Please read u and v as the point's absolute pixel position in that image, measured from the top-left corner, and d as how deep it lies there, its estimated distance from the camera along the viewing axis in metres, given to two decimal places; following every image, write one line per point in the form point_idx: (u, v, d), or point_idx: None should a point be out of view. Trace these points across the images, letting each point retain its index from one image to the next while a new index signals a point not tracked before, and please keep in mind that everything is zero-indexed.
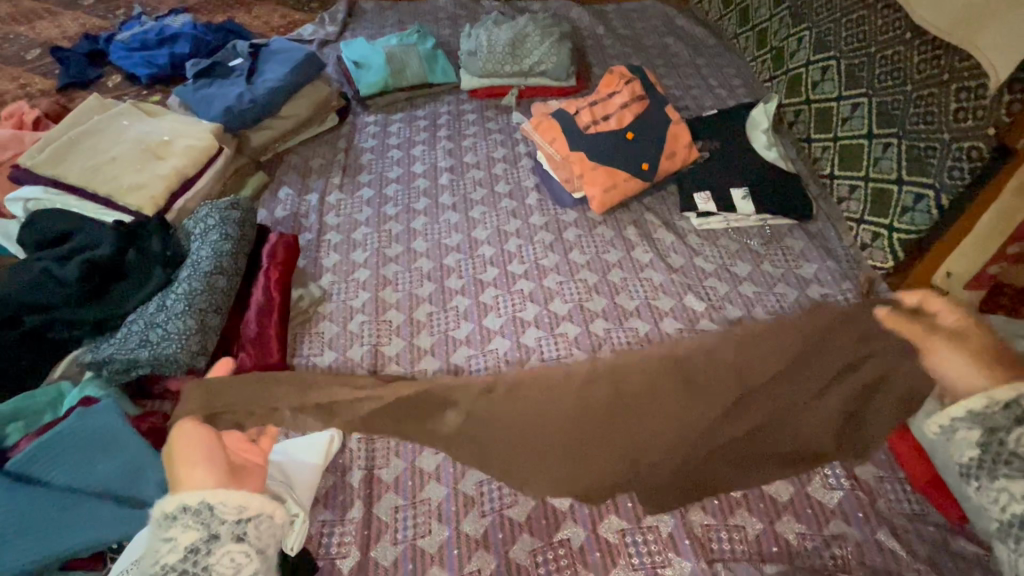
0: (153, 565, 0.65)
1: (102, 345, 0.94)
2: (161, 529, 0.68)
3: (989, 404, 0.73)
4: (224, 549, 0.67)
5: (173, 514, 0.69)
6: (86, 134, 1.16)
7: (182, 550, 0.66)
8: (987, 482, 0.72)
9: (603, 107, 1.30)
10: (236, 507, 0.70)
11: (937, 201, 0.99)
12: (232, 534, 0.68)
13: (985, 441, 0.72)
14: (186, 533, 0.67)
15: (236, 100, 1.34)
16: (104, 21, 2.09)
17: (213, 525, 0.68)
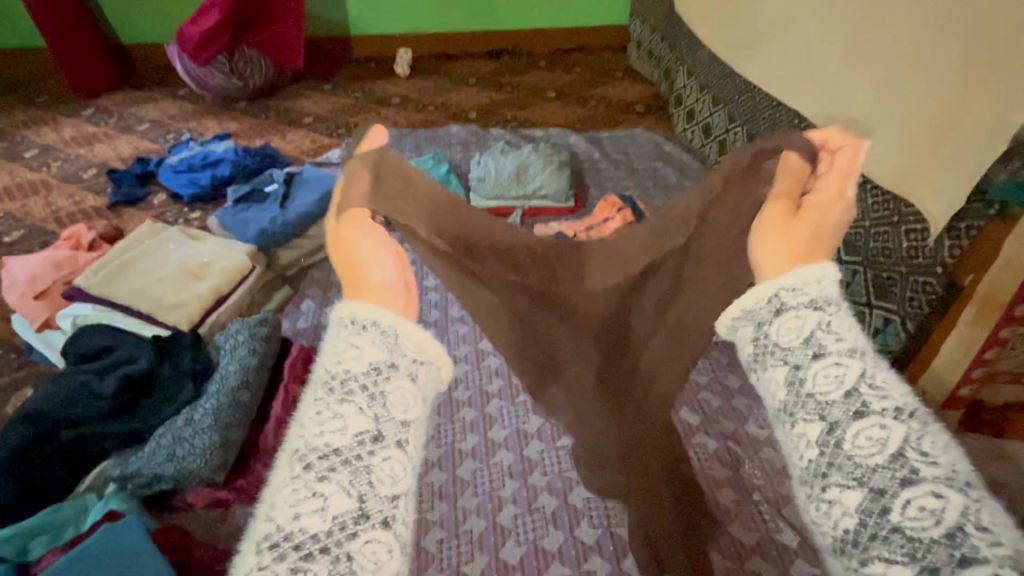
0: (332, 367, 0.47)
1: (131, 459, 1.01)
2: (344, 334, 0.50)
3: (756, 300, 0.52)
4: (398, 382, 0.47)
5: (361, 322, 0.50)
6: (137, 257, 1.30)
7: (363, 368, 0.47)
8: (765, 374, 0.49)
9: (599, 232, 1.45)
10: (416, 349, 0.51)
11: (904, 326, 1.10)
12: (407, 371, 0.49)
13: (797, 342, 0.47)
14: (372, 349, 0.48)
15: (270, 224, 1.51)
16: (155, 143, 2.36)
17: (396, 351, 0.49)
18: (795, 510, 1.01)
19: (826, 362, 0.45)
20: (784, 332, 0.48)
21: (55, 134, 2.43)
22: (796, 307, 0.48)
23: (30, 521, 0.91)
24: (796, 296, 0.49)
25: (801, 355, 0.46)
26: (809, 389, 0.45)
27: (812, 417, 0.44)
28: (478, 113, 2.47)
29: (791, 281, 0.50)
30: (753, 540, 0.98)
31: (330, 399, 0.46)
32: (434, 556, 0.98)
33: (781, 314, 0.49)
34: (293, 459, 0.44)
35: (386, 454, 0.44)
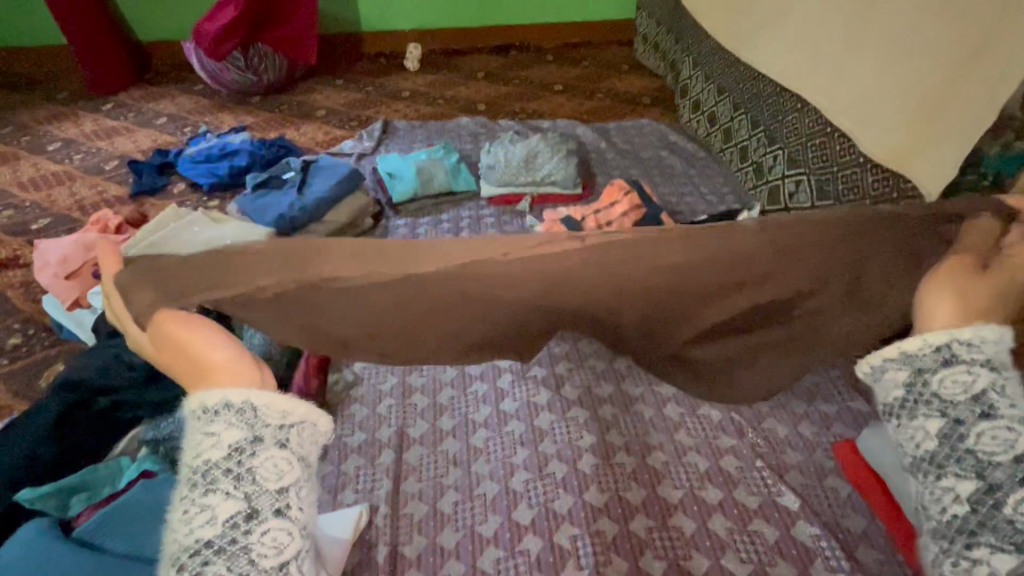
0: (193, 461, 0.52)
1: (163, 423, 1.06)
2: (197, 422, 0.52)
3: (924, 346, 0.58)
4: (265, 455, 0.52)
5: (211, 408, 0.52)
6: (164, 238, 1.36)
7: (227, 450, 0.51)
8: (913, 422, 0.57)
9: (606, 215, 1.51)
10: (281, 413, 0.54)
11: None
12: (275, 440, 0.53)
13: (967, 397, 0.55)
14: (229, 431, 0.51)
15: (288, 209, 1.56)
16: (173, 137, 2.43)
17: (256, 426, 0.52)
18: (795, 476, 1.05)
19: (995, 424, 0.53)
20: (950, 384, 0.56)
21: (77, 128, 2.50)
22: (970, 363, 0.55)
23: (71, 479, 0.96)
24: (972, 352, 0.56)
25: (967, 413, 0.54)
26: (973, 445, 0.53)
27: (967, 474, 0.53)
28: (486, 106, 2.52)
29: (970, 336, 0.57)
30: (756, 503, 1.01)
31: (197, 491, 0.51)
32: (448, 518, 1.02)
33: (952, 365, 0.56)
34: (172, 556, 0.50)
35: (265, 527, 0.51)
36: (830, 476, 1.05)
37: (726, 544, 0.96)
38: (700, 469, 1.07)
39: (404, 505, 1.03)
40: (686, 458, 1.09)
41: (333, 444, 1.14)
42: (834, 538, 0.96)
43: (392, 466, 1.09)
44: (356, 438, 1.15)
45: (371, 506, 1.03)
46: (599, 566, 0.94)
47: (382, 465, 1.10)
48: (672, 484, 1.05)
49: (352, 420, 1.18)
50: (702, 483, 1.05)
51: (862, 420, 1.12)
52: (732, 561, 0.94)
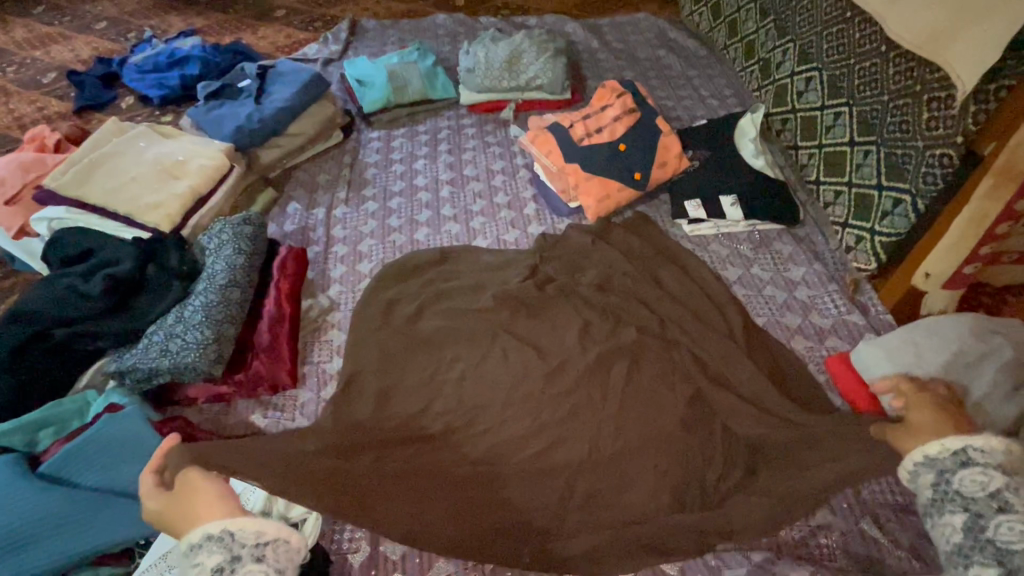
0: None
1: (125, 355, 0.99)
2: (188, 557, 0.68)
3: (942, 450, 0.72)
4: (246, 571, 0.66)
5: (197, 542, 0.68)
6: (107, 156, 1.22)
7: (209, 572, 0.65)
8: (942, 517, 0.70)
9: (596, 120, 1.37)
10: (255, 533, 0.69)
11: (913, 206, 1.06)
12: (252, 556, 0.67)
13: (981, 494, 0.68)
14: (210, 556, 0.66)
15: (246, 120, 1.41)
16: (116, 44, 2.16)
17: (234, 547, 0.67)
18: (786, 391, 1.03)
19: (1011, 517, 0.65)
20: (966, 484, 0.69)
21: (6, 36, 2.22)
22: (983, 465, 0.69)
23: (32, 415, 0.91)
24: (981, 456, 0.70)
25: (985, 506, 0.67)
26: (992, 535, 0.65)
27: (990, 562, 0.64)
28: (465, 2, 2.25)
29: (979, 443, 0.71)
30: None
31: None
32: None
33: (966, 467, 0.70)
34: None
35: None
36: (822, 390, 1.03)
37: None
38: None
39: None
40: None
41: (311, 370, 1.09)
42: None
43: None
44: (334, 364, 1.10)
45: None
46: None
47: None
48: None
49: (330, 346, 1.13)
50: None
51: (858, 332, 1.08)
52: None
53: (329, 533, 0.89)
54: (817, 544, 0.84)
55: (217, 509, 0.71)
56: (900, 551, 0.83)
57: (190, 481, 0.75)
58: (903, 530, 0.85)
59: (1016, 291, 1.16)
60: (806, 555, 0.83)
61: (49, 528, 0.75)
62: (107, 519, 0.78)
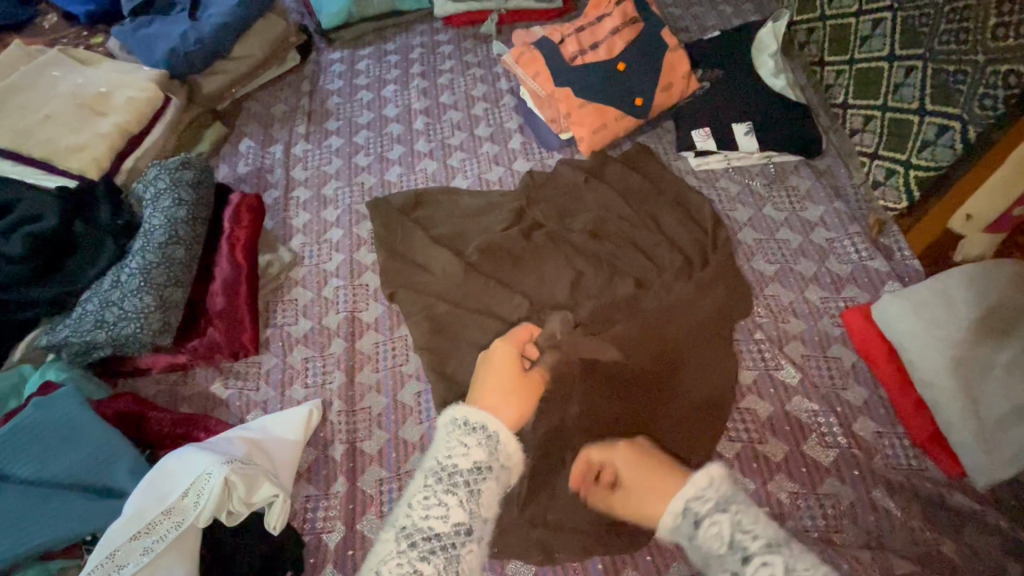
0: (445, 459, 0.71)
1: (58, 327, 0.88)
2: (457, 432, 0.74)
3: (675, 518, 0.71)
4: (488, 485, 0.70)
5: (473, 425, 0.74)
6: (13, 89, 1.04)
7: (473, 463, 0.71)
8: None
9: (592, 34, 1.17)
10: (506, 455, 0.74)
11: (963, 134, 0.91)
12: (493, 474, 0.71)
13: (726, 550, 0.66)
14: (477, 449, 0.71)
15: (180, 40, 1.19)
16: None
17: (493, 456, 0.72)
18: (796, 347, 0.94)
19: (754, 566, 0.64)
20: (710, 542, 0.68)
21: None
22: (709, 516, 0.68)
23: None
24: (701, 506, 0.69)
25: (734, 562, 0.65)
26: None
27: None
28: None
29: (693, 492, 0.71)
30: (750, 378, 0.91)
31: (441, 486, 0.69)
32: (410, 409, 0.91)
33: (702, 525, 0.69)
34: (403, 533, 0.66)
35: (468, 548, 0.65)
36: (835, 346, 0.94)
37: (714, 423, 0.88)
38: None
39: (361, 399, 0.93)
40: None
41: (274, 334, 0.99)
42: (833, 413, 0.87)
43: (344, 356, 0.96)
44: (300, 327, 1.00)
45: (324, 402, 0.92)
46: None
47: (333, 355, 0.97)
48: None
49: (295, 306, 1.02)
50: None
51: (879, 280, 0.97)
52: (720, 442, 0.86)
53: (301, 513, 0.83)
54: (824, 515, 0.79)
55: (496, 412, 0.79)
56: (913, 521, 0.77)
57: (528, 381, 0.83)
58: (916, 498, 0.79)
59: None
60: (809, 528, 0.78)
61: None
62: (47, 514, 0.70)
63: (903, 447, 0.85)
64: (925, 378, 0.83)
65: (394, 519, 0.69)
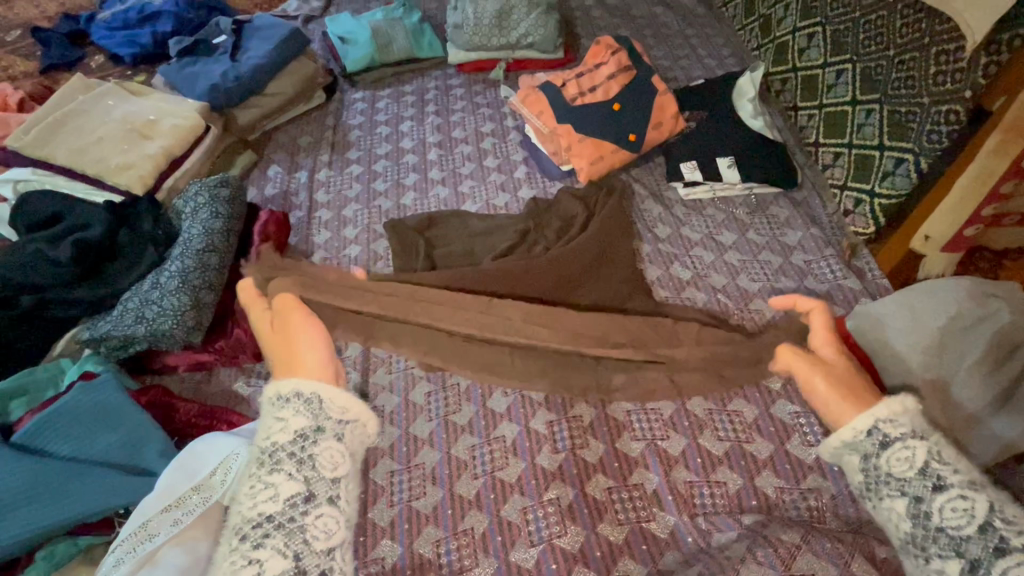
0: (264, 441, 0.59)
1: (99, 323, 0.96)
2: (273, 409, 0.61)
3: (856, 432, 0.61)
4: (325, 444, 0.58)
5: (285, 396, 0.61)
6: (73, 115, 1.16)
7: (293, 433, 0.59)
8: (881, 502, 0.58)
9: (590, 79, 1.32)
10: (340, 409, 0.61)
11: (916, 165, 1.03)
12: (335, 433, 0.60)
13: (914, 475, 0.56)
14: (297, 418, 0.59)
15: (221, 78, 1.33)
16: (82, 0, 2.01)
17: (321, 416, 0.60)
18: None
19: (950, 495, 0.54)
20: (894, 465, 0.57)
21: None
22: (902, 438, 0.58)
23: (4, 383, 0.88)
24: (896, 428, 0.59)
25: (921, 487, 0.55)
26: (939, 522, 0.53)
27: (948, 553, 0.52)
28: None
29: (886, 412, 0.60)
30: None
31: (264, 469, 0.57)
32: (420, 407, 0.98)
33: (887, 447, 0.58)
34: (233, 530, 0.55)
35: (318, 512, 0.55)
36: None
37: (705, 423, 0.94)
38: None
39: (375, 397, 1.00)
40: None
41: None
42: (814, 415, 0.94)
43: (360, 359, 1.04)
44: None
45: None
46: (576, 449, 0.92)
47: (349, 358, 1.05)
48: None
49: None
50: None
51: (853, 296, 1.06)
52: (709, 439, 0.93)
53: None
54: (806, 507, 0.85)
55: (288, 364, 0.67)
56: None
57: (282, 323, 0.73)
58: None
59: (1013, 254, 1.15)
60: (795, 518, 0.84)
61: (17, 501, 0.72)
62: (79, 489, 0.75)
63: None
64: (897, 383, 0.89)
65: (227, 522, 0.57)
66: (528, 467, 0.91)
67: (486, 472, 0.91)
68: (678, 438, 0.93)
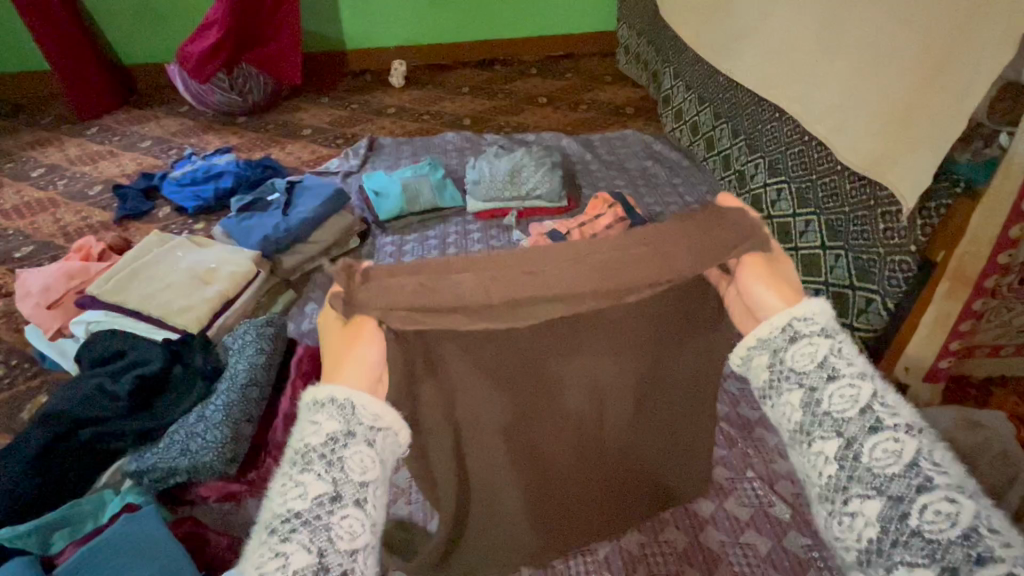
0: (296, 441, 0.51)
1: (146, 455, 1.04)
2: (306, 410, 0.52)
3: (771, 329, 0.58)
4: (354, 450, 0.51)
5: (319, 400, 0.52)
6: (147, 265, 1.35)
7: (323, 437, 0.50)
8: (782, 398, 0.57)
9: (591, 227, 1.51)
10: (374, 415, 0.53)
11: (885, 305, 1.16)
12: (366, 439, 0.52)
13: (813, 366, 0.55)
14: (330, 421, 0.51)
15: (273, 229, 1.55)
16: (157, 160, 2.37)
17: (353, 421, 0.51)
18: (786, 486, 1.05)
19: (840, 383, 0.53)
20: (798, 359, 0.56)
21: (61, 153, 2.42)
22: (809, 333, 0.56)
23: (52, 515, 0.94)
24: (807, 324, 0.57)
25: (817, 378, 0.55)
26: (826, 408, 0.53)
27: (830, 435, 0.53)
28: (471, 120, 2.52)
29: (801, 311, 0.57)
30: (747, 514, 1.01)
31: (294, 468, 0.50)
32: None
33: (797, 340, 0.57)
34: (264, 526, 0.49)
35: (344, 514, 0.49)
36: None
37: (718, 557, 0.96)
38: None
39: None
40: None
41: None
42: (826, 548, 0.95)
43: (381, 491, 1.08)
44: None
45: None
46: None
47: None
48: None
49: None
50: (693, 495, 1.04)
51: None
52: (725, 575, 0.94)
53: None
54: None
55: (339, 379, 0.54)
56: None
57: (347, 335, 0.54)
58: None
59: (996, 381, 1.22)
60: None
61: None
62: None
63: None
64: None
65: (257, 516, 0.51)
66: None
67: None
68: (693, 572, 0.94)
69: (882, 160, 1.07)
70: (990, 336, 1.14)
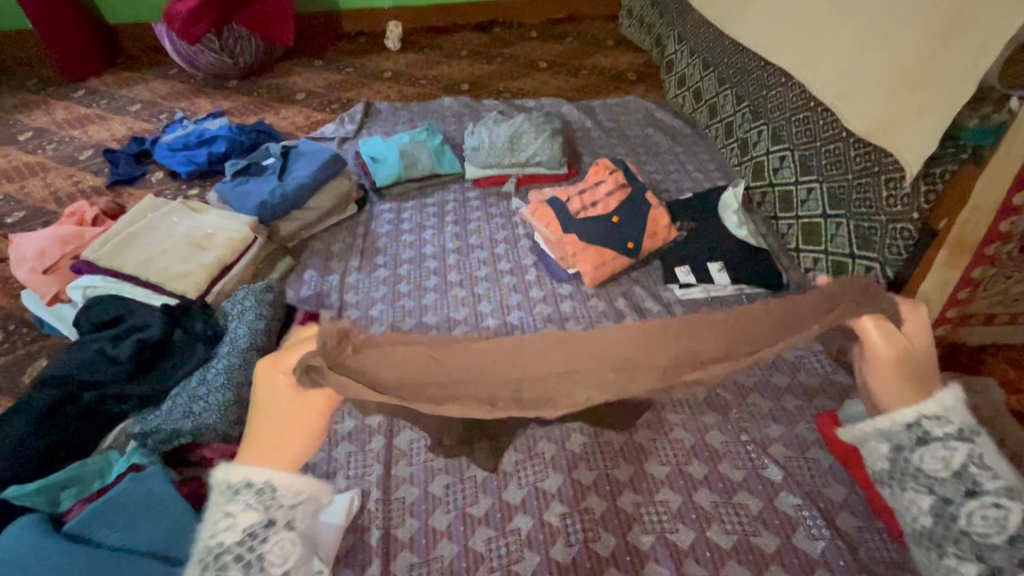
0: (209, 540, 0.65)
1: (150, 417, 1.05)
2: (219, 500, 0.67)
3: (895, 425, 0.72)
4: (275, 542, 0.66)
5: (234, 488, 0.66)
6: (142, 230, 1.34)
7: (239, 533, 0.65)
8: (902, 493, 0.72)
9: (591, 194, 1.49)
10: (293, 494, 0.68)
11: (884, 272, 1.17)
12: (285, 521, 0.67)
13: (948, 474, 0.69)
14: (245, 514, 0.65)
15: (269, 195, 1.53)
16: (148, 124, 2.31)
17: (270, 510, 0.66)
18: (779, 449, 1.08)
19: (984, 504, 0.66)
20: (930, 461, 0.70)
21: (48, 116, 2.36)
22: (944, 442, 0.69)
23: (59, 474, 0.95)
24: (942, 429, 0.69)
25: (955, 493, 0.68)
26: (968, 528, 0.67)
27: (966, 555, 0.66)
28: (470, 85, 2.46)
29: (931, 412, 0.70)
30: (740, 476, 1.04)
31: (208, 570, 0.64)
32: (439, 499, 1.02)
33: (926, 445, 0.70)
34: None
35: None
36: (813, 448, 1.07)
37: (711, 516, 0.98)
38: (687, 445, 1.08)
39: (396, 489, 1.05)
40: (674, 434, 1.10)
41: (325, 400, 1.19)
42: (815, 508, 0.98)
43: (382, 452, 1.10)
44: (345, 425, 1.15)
45: (363, 492, 1.04)
46: (588, 542, 0.96)
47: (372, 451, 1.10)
48: (660, 461, 1.06)
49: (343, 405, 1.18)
50: (688, 459, 1.06)
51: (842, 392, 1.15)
52: (717, 533, 0.96)
53: None
54: None
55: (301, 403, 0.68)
56: None
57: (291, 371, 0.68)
58: None
59: (988, 350, 1.24)
60: None
61: None
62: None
63: (883, 541, 0.94)
64: None
65: None
66: (541, 561, 0.94)
67: (502, 565, 0.94)
68: (686, 530, 0.97)
69: (887, 125, 1.06)
70: (986, 304, 1.15)
